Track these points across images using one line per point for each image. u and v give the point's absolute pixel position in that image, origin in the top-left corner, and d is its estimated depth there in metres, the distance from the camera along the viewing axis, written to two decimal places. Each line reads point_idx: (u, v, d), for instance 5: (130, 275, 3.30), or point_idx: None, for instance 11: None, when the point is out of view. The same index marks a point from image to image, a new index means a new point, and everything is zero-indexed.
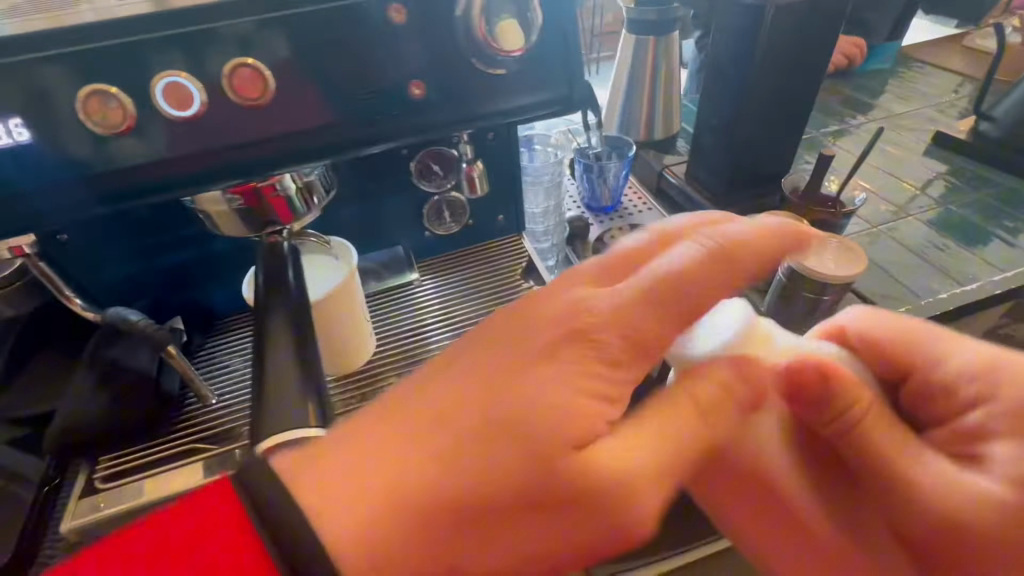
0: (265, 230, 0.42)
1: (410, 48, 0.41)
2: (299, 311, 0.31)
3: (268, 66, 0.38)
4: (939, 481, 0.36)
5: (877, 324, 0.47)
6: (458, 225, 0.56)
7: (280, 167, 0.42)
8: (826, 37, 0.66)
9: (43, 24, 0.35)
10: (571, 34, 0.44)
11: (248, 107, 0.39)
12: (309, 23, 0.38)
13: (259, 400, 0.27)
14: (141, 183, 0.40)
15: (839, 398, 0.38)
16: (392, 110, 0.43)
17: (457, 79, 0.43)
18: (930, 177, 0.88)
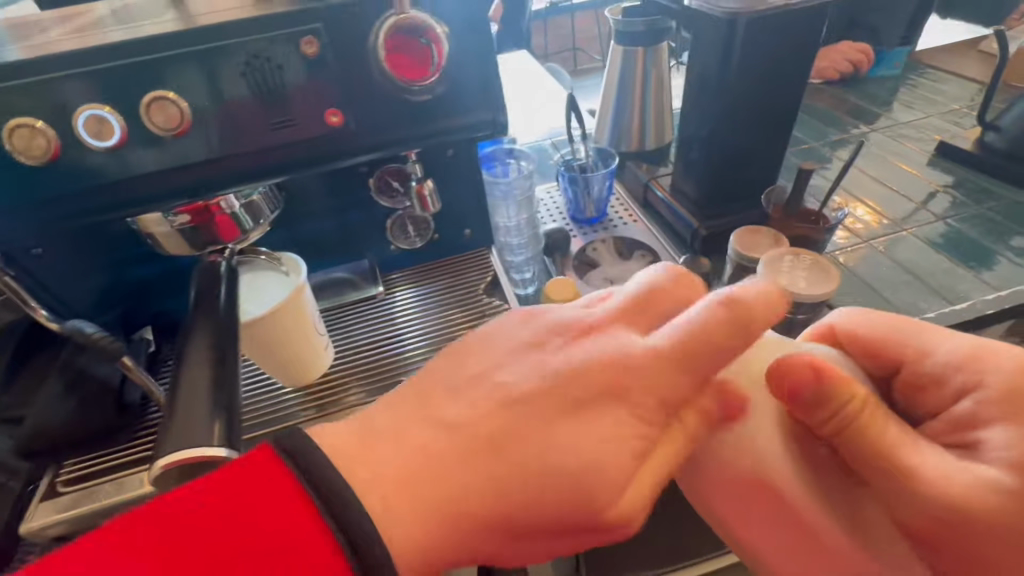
0: (208, 249, 0.43)
1: (318, 79, 0.42)
2: (223, 330, 0.32)
3: (188, 101, 0.40)
4: (939, 469, 0.33)
5: (871, 325, 0.42)
6: (422, 239, 0.57)
7: (223, 187, 0.44)
8: (804, 51, 0.64)
9: (80, 43, 0.38)
10: (488, 62, 0.46)
11: (167, 134, 0.41)
12: (233, 53, 0.39)
13: (168, 421, 0.28)
14: (104, 200, 0.43)
15: (834, 398, 0.34)
16: (315, 144, 0.45)
17: (372, 102, 0.44)
18: (932, 190, 0.85)
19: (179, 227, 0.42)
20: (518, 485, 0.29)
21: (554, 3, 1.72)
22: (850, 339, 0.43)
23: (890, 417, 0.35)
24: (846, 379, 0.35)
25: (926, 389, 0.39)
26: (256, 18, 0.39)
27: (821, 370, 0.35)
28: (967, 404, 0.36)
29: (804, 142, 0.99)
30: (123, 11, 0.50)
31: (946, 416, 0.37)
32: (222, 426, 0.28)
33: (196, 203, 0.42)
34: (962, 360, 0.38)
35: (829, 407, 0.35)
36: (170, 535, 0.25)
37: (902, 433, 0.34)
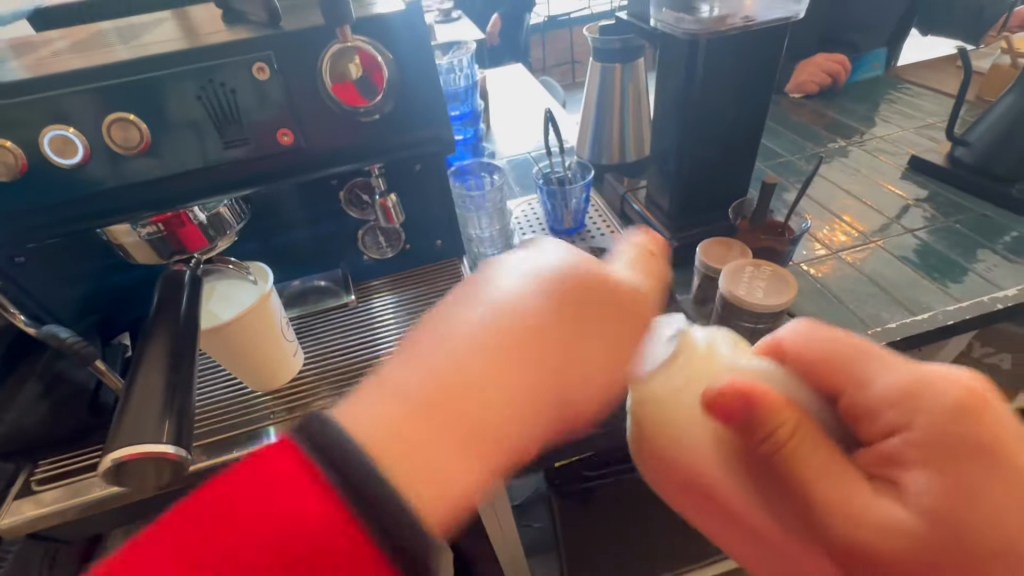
0: (174, 258, 0.45)
1: (271, 100, 0.44)
2: (180, 333, 0.34)
3: (148, 122, 0.42)
4: (854, 508, 0.30)
5: (815, 344, 0.37)
6: (393, 249, 0.59)
7: (191, 201, 0.46)
8: (766, 69, 0.66)
9: (94, 61, 0.41)
10: (436, 81, 0.48)
11: (130, 153, 0.43)
12: (199, 75, 0.42)
13: (119, 422, 0.29)
14: (85, 211, 0.45)
15: (760, 426, 0.30)
16: (261, 158, 0.47)
17: (314, 114, 0.46)
18: (904, 206, 0.86)
19: (144, 239, 0.45)
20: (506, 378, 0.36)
21: (550, 16, 1.76)
22: (795, 357, 0.37)
23: (823, 448, 0.31)
24: (777, 407, 0.30)
25: (860, 419, 0.34)
26: (206, 47, 0.42)
27: (752, 395, 0.30)
28: (894, 442, 0.31)
29: (781, 155, 1.01)
30: (109, 33, 0.53)
31: (873, 448, 0.32)
32: (171, 426, 0.29)
33: (163, 213, 0.45)
34: (897, 396, 0.32)
35: (756, 436, 0.31)
36: (211, 520, 0.29)
37: (828, 465, 0.30)
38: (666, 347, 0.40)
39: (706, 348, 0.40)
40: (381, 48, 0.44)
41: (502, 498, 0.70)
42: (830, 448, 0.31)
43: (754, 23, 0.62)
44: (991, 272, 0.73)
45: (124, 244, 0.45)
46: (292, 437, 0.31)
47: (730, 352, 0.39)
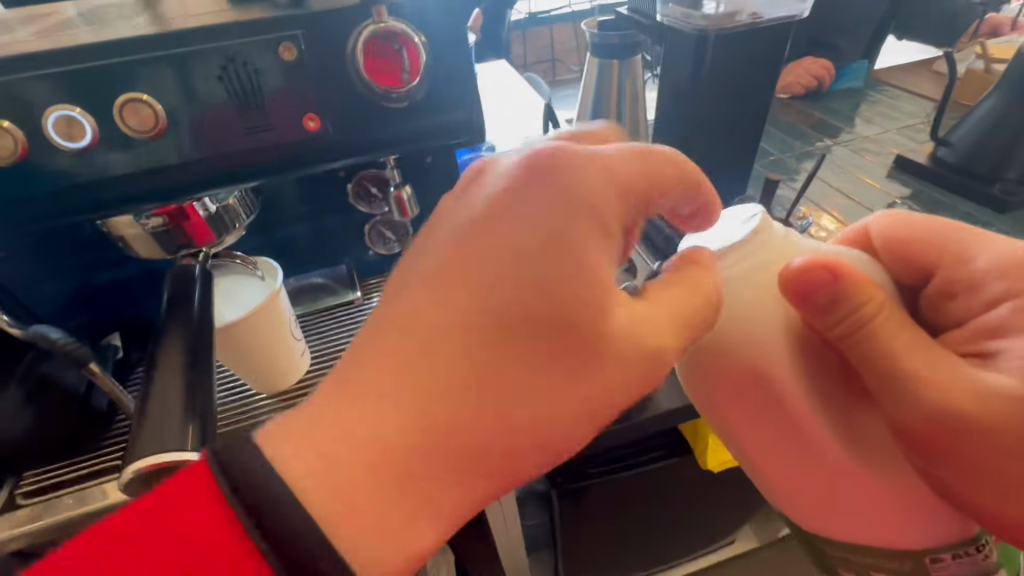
0: (179, 253, 0.43)
1: (284, 86, 0.42)
2: (199, 331, 0.32)
3: (162, 102, 0.40)
4: (950, 373, 0.34)
5: (906, 228, 0.41)
6: (401, 245, 0.57)
7: (201, 191, 0.43)
8: (771, 66, 0.67)
9: (54, 44, 0.38)
10: (459, 66, 0.46)
11: (145, 136, 0.40)
12: (184, 63, 0.39)
13: (138, 434, 0.27)
14: (75, 203, 0.42)
15: (851, 298, 0.35)
16: (283, 151, 0.44)
17: (342, 101, 0.44)
18: (890, 203, 0.89)
19: (147, 231, 0.42)
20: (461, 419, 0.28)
21: (532, 13, 1.72)
22: (884, 242, 0.42)
23: (906, 326, 0.35)
24: (862, 282, 0.35)
25: (955, 296, 0.40)
26: (228, 23, 0.39)
27: (835, 270, 0.34)
28: (998, 314, 0.37)
29: (772, 154, 1.03)
30: (97, 13, 0.50)
31: (976, 324, 0.38)
32: (195, 430, 0.28)
33: (167, 205, 0.43)
34: (1005, 267, 0.38)
35: (850, 308, 0.35)
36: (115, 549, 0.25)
37: (915, 342, 0.35)
38: (743, 231, 0.40)
39: (784, 236, 0.41)
40: (414, 32, 0.42)
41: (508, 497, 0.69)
42: (908, 324, 0.35)
43: (760, 20, 0.63)
44: None
45: (126, 237, 0.42)
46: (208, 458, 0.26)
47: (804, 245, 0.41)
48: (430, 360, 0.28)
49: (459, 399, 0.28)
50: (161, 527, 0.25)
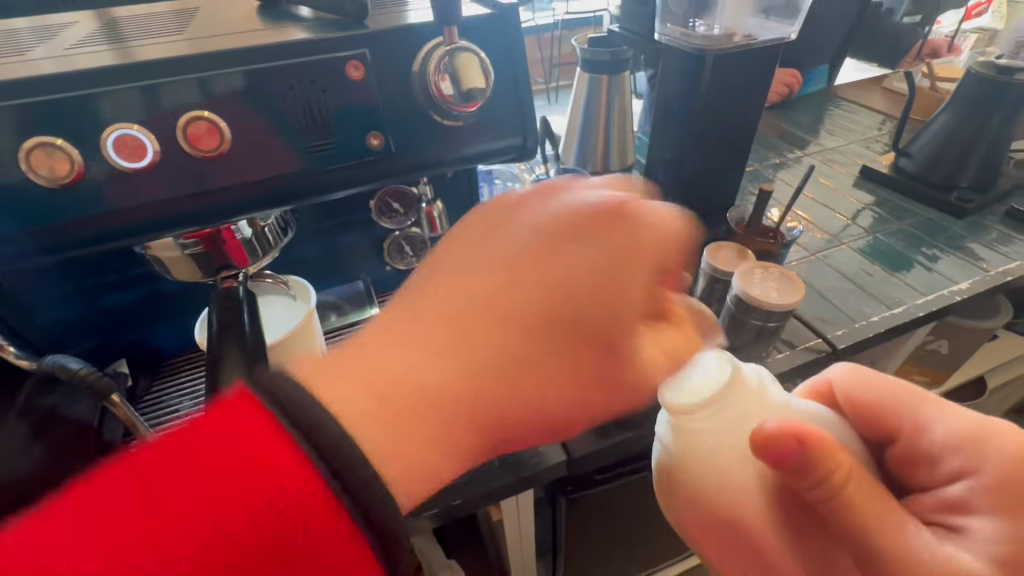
0: (219, 272, 0.44)
1: (339, 101, 0.41)
2: (256, 355, 0.32)
3: (224, 118, 0.39)
4: (931, 556, 0.31)
5: (868, 387, 0.41)
6: (418, 259, 0.57)
7: (239, 214, 0.42)
8: (761, 84, 0.71)
9: (32, 71, 0.36)
10: (503, 85, 0.46)
11: (206, 158, 0.40)
12: (165, 93, 0.38)
13: None
14: (95, 232, 0.39)
15: (820, 469, 0.31)
16: (347, 162, 0.44)
17: (410, 117, 0.44)
18: (859, 209, 0.95)
19: (188, 255, 0.43)
20: (451, 374, 0.33)
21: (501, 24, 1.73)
22: (847, 400, 0.41)
23: (873, 487, 0.32)
24: (833, 449, 0.31)
25: (918, 463, 0.38)
26: (233, 51, 0.39)
27: (806, 440, 0.32)
28: (960, 487, 0.35)
29: (749, 164, 1.08)
30: (99, 29, 0.47)
31: (937, 493, 0.36)
32: None
33: (205, 229, 0.42)
34: (963, 442, 0.37)
35: (810, 481, 0.32)
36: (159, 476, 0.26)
37: (886, 509, 0.32)
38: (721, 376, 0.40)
39: (758, 387, 0.40)
40: (470, 47, 0.43)
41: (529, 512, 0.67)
42: (878, 487, 0.33)
43: (754, 42, 0.67)
44: (943, 267, 0.82)
45: (164, 260, 0.43)
46: (254, 391, 0.27)
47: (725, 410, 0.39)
48: (432, 323, 0.34)
49: (435, 366, 0.33)
50: (207, 451, 0.26)
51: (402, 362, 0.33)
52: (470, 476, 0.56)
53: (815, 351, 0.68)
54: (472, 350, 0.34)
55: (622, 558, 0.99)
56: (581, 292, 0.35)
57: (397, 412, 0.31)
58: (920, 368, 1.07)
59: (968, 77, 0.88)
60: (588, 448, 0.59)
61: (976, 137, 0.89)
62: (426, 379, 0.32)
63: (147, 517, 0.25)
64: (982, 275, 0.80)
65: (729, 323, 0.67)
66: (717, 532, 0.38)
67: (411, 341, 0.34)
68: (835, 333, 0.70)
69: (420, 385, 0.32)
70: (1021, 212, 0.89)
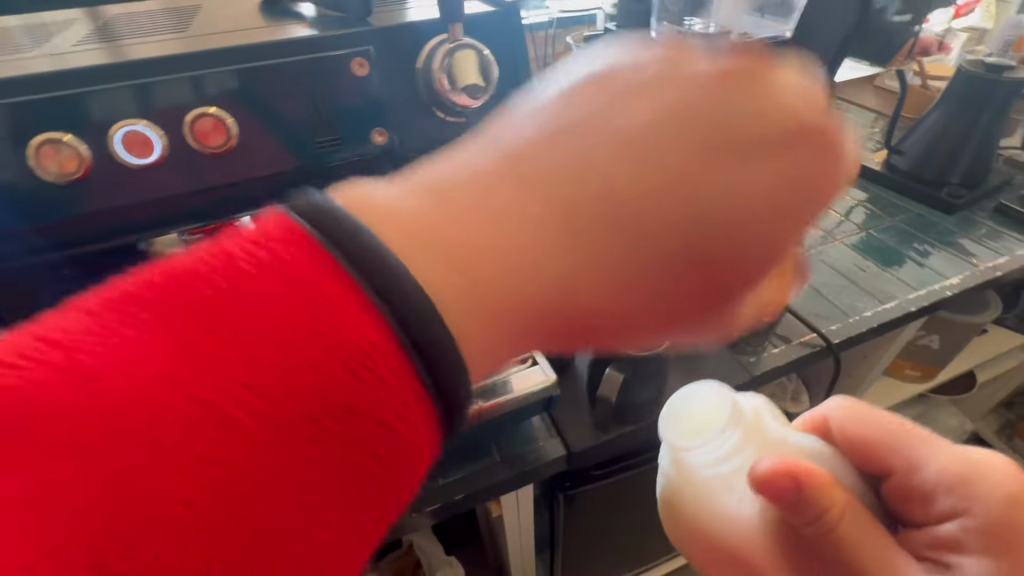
0: None
1: (345, 97, 0.42)
2: None
3: (230, 112, 0.39)
4: None
5: (862, 425, 0.41)
6: None
7: (243, 211, 0.43)
8: None
9: (26, 68, 0.36)
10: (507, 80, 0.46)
11: (213, 154, 0.40)
12: (160, 91, 0.38)
13: None
14: (100, 227, 0.40)
15: (813, 506, 0.32)
16: (354, 156, 0.44)
17: (414, 113, 0.44)
18: (852, 206, 0.96)
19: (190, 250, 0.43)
20: (531, 251, 0.23)
21: None
22: (842, 435, 0.42)
23: (862, 524, 0.33)
24: (826, 487, 0.32)
25: (913, 500, 0.38)
26: (221, 49, 0.38)
27: (800, 477, 0.32)
28: (949, 527, 0.36)
29: None
30: (98, 27, 0.47)
31: (928, 531, 0.37)
32: None
33: (210, 226, 0.42)
34: (952, 482, 0.37)
35: (806, 517, 0.32)
36: (178, 306, 0.19)
37: (872, 542, 0.33)
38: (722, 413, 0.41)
39: (753, 421, 0.41)
40: (472, 43, 0.43)
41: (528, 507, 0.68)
42: (867, 522, 0.34)
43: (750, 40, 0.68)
44: (935, 262, 0.83)
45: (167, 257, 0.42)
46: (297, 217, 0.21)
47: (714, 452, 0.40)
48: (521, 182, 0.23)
49: (523, 231, 0.23)
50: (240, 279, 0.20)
51: (476, 246, 0.23)
52: (472, 468, 0.57)
53: (810, 345, 0.69)
54: (568, 219, 0.23)
55: (620, 554, 1.00)
56: (737, 143, 0.23)
57: (471, 295, 0.22)
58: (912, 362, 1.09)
59: (958, 75, 0.89)
60: (588, 443, 0.59)
61: (965, 135, 0.91)
62: (509, 251, 0.23)
63: (172, 357, 0.18)
64: (973, 270, 0.81)
65: None
66: (712, 561, 0.39)
67: (489, 224, 0.23)
68: (830, 327, 0.71)
69: (488, 265, 0.22)
70: (1010, 208, 0.91)
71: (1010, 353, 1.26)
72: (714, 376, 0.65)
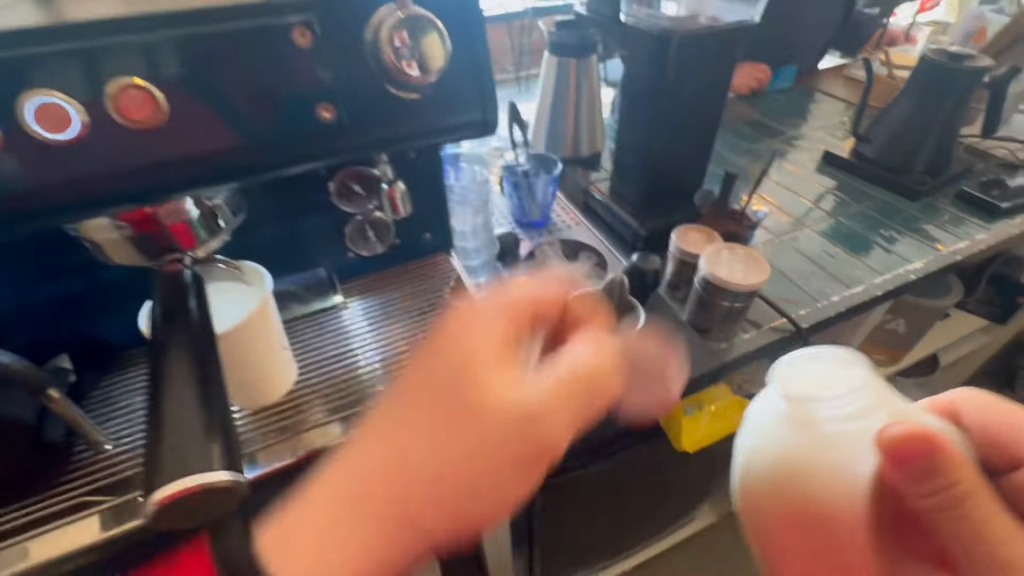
0: (163, 257, 0.41)
1: (292, 73, 0.40)
2: (199, 336, 0.33)
3: (159, 87, 0.36)
4: None
5: (990, 413, 0.41)
6: (383, 244, 0.55)
7: (181, 191, 0.40)
8: (727, 65, 0.72)
9: None
10: (461, 57, 0.45)
11: (138, 129, 0.37)
12: (86, 58, 0.34)
13: (151, 472, 0.27)
14: (28, 208, 0.37)
15: (944, 475, 0.33)
16: (303, 136, 0.42)
17: (367, 91, 0.43)
18: (821, 193, 0.98)
19: (125, 237, 0.40)
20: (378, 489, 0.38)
21: None
22: (977, 422, 0.42)
23: (989, 500, 0.34)
24: (958, 461, 0.33)
25: None
26: (171, 11, 0.35)
27: (932, 443, 0.33)
28: None
29: (717, 150, 1.09)
30: None
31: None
32: (219, 449, 0.28)
33: (142, 209, 0.40)
34: None
35: (938, 484, 0.33)
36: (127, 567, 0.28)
37: (995, 518, 0.34)
38: (852, 376, 0.40)
39: (879, 388, 0.40)
40: (427, 23, 0.41)
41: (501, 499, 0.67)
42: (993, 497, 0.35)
43: (717, 24, 0.68)
44: (899, 248, 0.85)
45: (100, 243, 0.40)
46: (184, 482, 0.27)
47: (842, 408, 0.39)
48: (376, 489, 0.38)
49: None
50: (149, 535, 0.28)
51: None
52: None
53: (780, 330, 0.70)
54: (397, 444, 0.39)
55: (597, 542, 1.00)
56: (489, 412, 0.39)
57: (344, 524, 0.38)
58: (879, 347, 1.11)
59: (921, 64, 0.91)
60: None
61: (928, 123, 0.92)
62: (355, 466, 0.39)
63: None
64: (934, 254, 0.83)
65: (696, 306, 0.67)
66: (796, 526, 0.38)
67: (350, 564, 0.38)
68: (798, 312, 0.72)
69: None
70: (970, 194, 0.93)
71: (969, 336, 1.30)
72: (686, 363, 0.65)
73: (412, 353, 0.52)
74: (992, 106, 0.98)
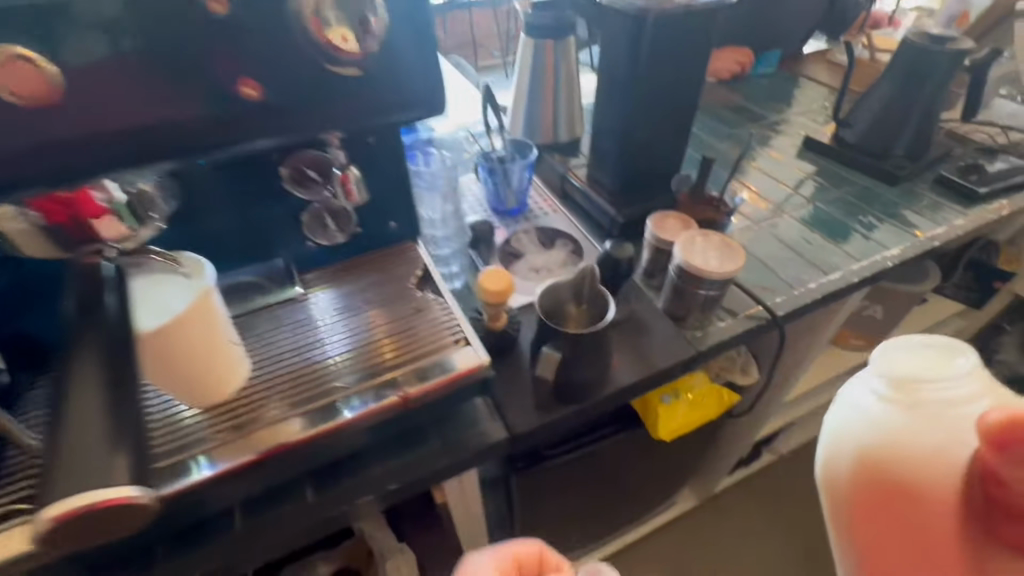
0: (83, 246, 0.37)
1: (212, 45, 0.37)
2: (114, 334, 0.33)
3: (55, 60, 0.33)
4: None
5: None
6: (343, 233, 0.52)
7: (102, 172, 0.38)
8: (705, 45, 0.70)
9: None
10: (406, 30, 0.42)
11: (27, 105, 0.34)
12: None
13: (55, 475, 0.28)
14: None
15: None
16: (231, 117, 0.40)
17: (297, 68, 0.40)
18: (802, 179, 0.96)
19: (36, 225, 0.37)
20: None
21: None
22: None
23: None
24: None
25: None
26: None
27: None
28: None
29: (698, 136, 1.08)
30: None
31: None
32: (124, 452, 0.29)
33: (56, 195, 0.37)
34: None
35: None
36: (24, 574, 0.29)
37: None
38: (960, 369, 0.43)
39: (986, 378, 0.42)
40: None
41: (473, 492, 0.65)
42: None
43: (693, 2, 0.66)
44: (877, 234, 0.84)
45: (11, 234, 0.37)
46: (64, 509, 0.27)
47: (947, 393, 0.42)
48: None
49: None
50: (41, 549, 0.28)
51: None
52: (409, 458, 0.54)
53: (756, 318, 0.69)
54: None
55: (576, 529, 1.00)
56: None
57: None
58: (858, 333, 1.12)
59: (902, 45, 0.89)
60: (529, 425, 0.57)
61: (909, 107, 0.91)
62: None
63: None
64: (911, 240, 0.83)
65: (672, 294, 0.66)
66: (902, 494, 0.42)
67: None
68: (775, 299, 0.71)
69: None
70: (949, 179, 0.92)
71: (946, 322, 1.31)
72: (661, 352, 0.63)
73: (374, 348, 0.50)
74: (972, 91, 0.97)
